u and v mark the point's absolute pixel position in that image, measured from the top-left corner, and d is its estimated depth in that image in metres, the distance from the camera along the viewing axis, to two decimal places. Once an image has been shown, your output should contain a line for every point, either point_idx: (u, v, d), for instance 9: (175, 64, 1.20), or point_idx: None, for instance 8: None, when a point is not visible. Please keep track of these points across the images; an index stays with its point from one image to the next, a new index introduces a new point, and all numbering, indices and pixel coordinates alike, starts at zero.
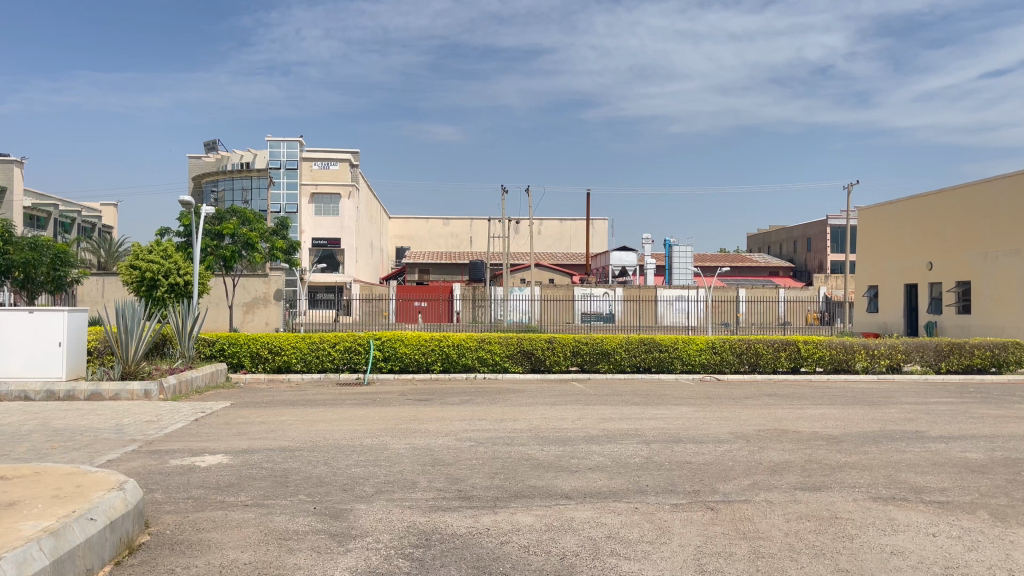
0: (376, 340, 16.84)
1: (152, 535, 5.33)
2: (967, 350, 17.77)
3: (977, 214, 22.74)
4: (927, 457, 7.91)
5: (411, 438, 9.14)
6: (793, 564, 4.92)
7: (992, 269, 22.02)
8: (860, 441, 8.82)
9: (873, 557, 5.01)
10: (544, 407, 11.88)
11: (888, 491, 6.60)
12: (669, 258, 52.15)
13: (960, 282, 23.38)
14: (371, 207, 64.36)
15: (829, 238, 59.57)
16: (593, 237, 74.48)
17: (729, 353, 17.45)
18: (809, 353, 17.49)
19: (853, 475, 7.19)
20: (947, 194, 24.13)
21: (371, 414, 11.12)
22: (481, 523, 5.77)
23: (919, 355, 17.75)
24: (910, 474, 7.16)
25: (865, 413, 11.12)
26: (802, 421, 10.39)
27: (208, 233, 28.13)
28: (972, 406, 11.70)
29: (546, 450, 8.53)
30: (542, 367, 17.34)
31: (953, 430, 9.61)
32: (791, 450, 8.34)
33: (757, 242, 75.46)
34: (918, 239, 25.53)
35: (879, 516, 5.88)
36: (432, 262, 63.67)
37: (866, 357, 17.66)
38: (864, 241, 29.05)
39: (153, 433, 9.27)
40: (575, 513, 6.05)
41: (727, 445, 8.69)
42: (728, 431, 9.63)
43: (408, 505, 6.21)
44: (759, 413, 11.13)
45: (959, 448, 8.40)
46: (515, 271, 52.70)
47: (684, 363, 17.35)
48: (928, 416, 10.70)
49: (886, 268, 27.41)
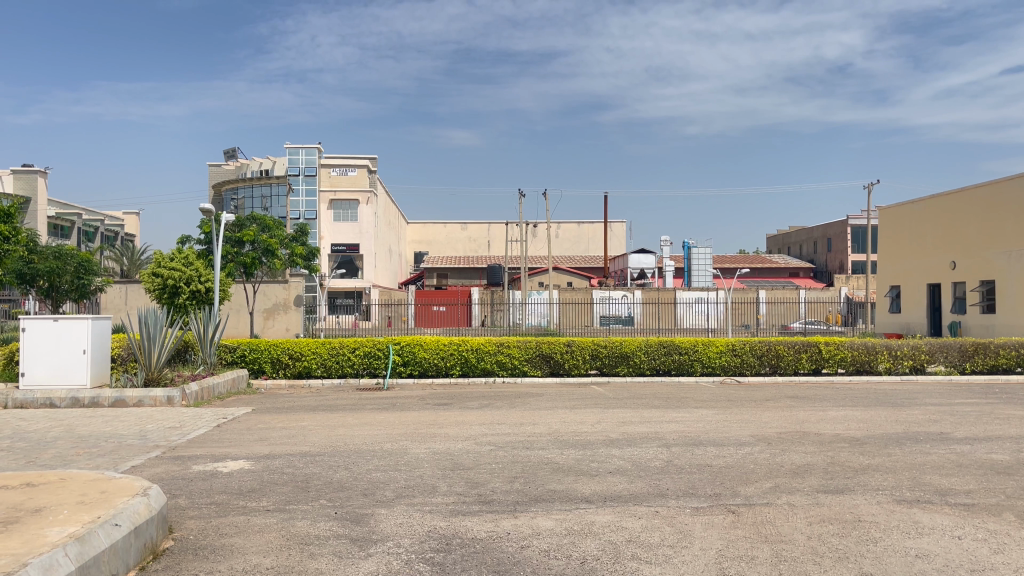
0: (395, 345, 16.90)
1: (176, 540, 5.39)
2: (992, 349, 17.53)
3: (1000, 213, 22.45)
4: (951, 459, 7.80)
5: (431, 443, 9.18)
6: (815, 568, 4.88)
7: (1016, 267, 21.72)
8: (884, 444, 8.71)
9: (897, 560, 4.96)
10: (563, 411, 11.87)
11: (912, 493, 6.53)
12: (688, 260, 51.89)
13: (985, 282, 23.08)
14: (389, 213, 64.91)
15: (850, 237, 59.15)
16: (611, 240, 74.33)
17: (749, 353, 17.33)
18: (830, 354, 17.34)
19: (876, 477, 7.12)
20: (970, 193, 23.85)
21: (392, 419, 11.18)
22: (502, 527, 5.78)
23: (943, 355, 17.54)
24: (935, 476, 7.08)
25: (887, 414, 10.99)
26: (823, 422, 10.31)
27: (229, 240, 28.75)
28: (997, 407, 11.52)
29: (566, 454, 8.52)
30: (562, 371, 17.36)
31: (978, 431, 9.47)
32: (813, 453, 8.28)
33: (777, 244, 74.86)
34: (939, 238, 25.26)
35: (903, 519, 5.81)
36: (450, 267, 63.78)
37: (889, 357, 17.49)
38: (885, 241, 28.78)
39: (177, 439, 9.43)
40: (596, 516, 6.04)
41: (747, 447, 8.64)
42: (749, 434, 9.59)
43: (429, 509, 6.24)
44: (780, 415, 11.06)
45: (984, 450, 8.28)
46: (533, 275, 52.75)
47: (705, 365, 17.26)
48: (953, 418, 10.53)
49: (908, 268, 27.14)
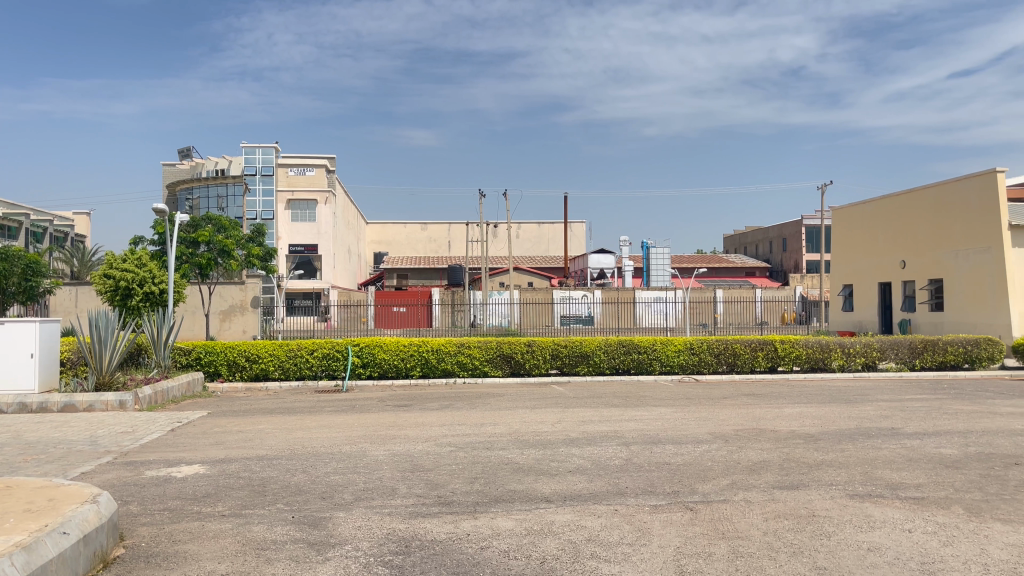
0: (354, 347, 16.75)
1: (127, 548, 5.26)
2: (941, 347, 17.97)
3: (948, 213, 23.02)
4: (902, 454, 7.98)
5: (391, 444, 9.11)
6: (771, 563, 4.95)
7: (964, 267, 22.27)
8: (837, 439, 8.88)
9: (850, 554, 5.05)
10: (524, 411, 11.87)
11: (865, 487, 6.67)
12: (647, 260, 52.33)
13: (934, 280, 23.65)
14: (348, 213, 64.42)
15: (804, 237, 60.32)
16: (571, 240, 74.67)
17: (707, 352, 17.54)
18: (785, 352, 17.62)
19: (830, 472, 7.25)
20: (919, 193, 24.41)
21: (351, 421, 11.08)
22: (462, 529, 5.75)
23: (894, 352, 17.96)
24: (887, 471, 7.23)
25: (841, 411, 11.22)
26: (779, 419, 10.47)
27: (184, 241, 28.14)
28: (945, 402, 11.84)
29: (526, 453, 8.54)
30: (523, 371, 17.36)
31: (928, 426, 9.72)
32: (770, 449, 8.41)
33: (734, 244, 75.96)
34: (890, 238, 25.83)
35: (855, 513, 5.93)
36: (410, 267, 63.47)
37: (842, 355, 17.83)
38: (837, 241, 29.32)
39: (129, 444, 9.22)
40: (556, 516, 6.05)
41: (705, 445, 8.73)
42: (707, 431, 9.70)
43: (387, 512, 6.18)
44: (737, 413, 11.21)
45: (933, 444, 8.49)
46: (494, 275, 52.78)
47: (664, 364, 17.42)
48: (904, 413, 10.78)
49: (860, 267, 27.73)
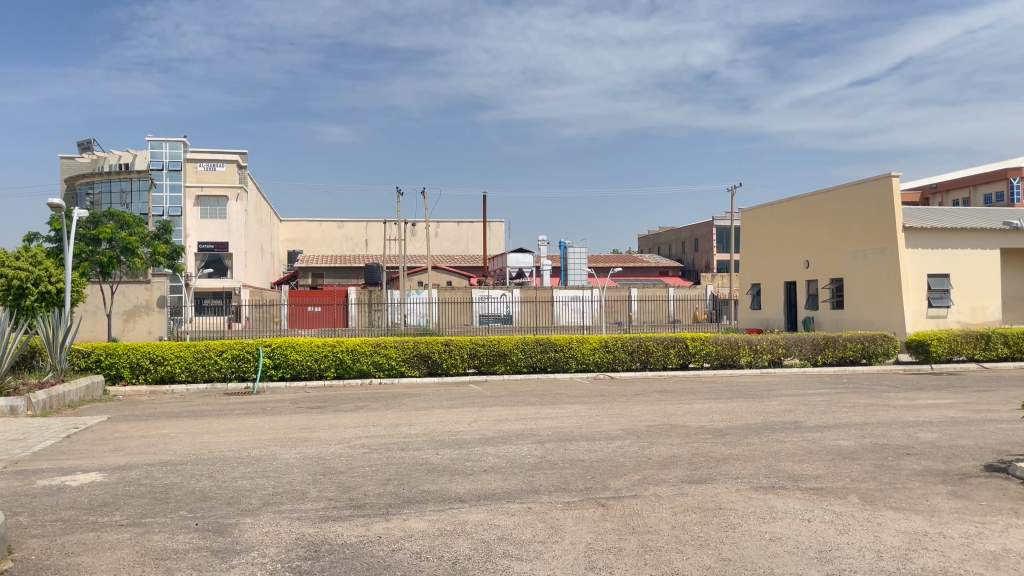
0: (266, 347, 16.32)
1: (13, 562, 4.97)
2: (841, 343, 18.80)
3: (848, 215, 24.07)
4: (803, 447, 8.30)
5: (302, 447, 8.90)
6: (678, 556, 5.06)
7: (862, 266, 23.36)
8: (743, 433, 9.17)
9: (753, 545, 5.21)
10: (440, 411, 11.80)
11: (767, 479, 6.90)
12: (564, 260, 52.89)
13: (835, 279, 24.72)
14: (261, 210, 62.81)
15: (715, 238, 62.17)
16: (489, 239, 74.81)
17: (621, 350, 17.83)
18: (696, 349, 18.09)
19: (736, 466, 7.47)
20: (821, 196, 25.45)
21: (262, 423, 10.78)
22: (373, 531, 5.67)
23: (797, 349, 18.67)
24: (789, 463, 7.50)
25: (748, 406, 11.59)
26: (689, 415, 10.73)
27: (83, 238, 26.89)
28: (844, 396, 12.38)
29: (441, 453, 8.48)
30: (440, 370, 17.27)
31: (827, 419, 10.14)
32: (680, 444, 8.60)
33: (648, 244, 77.68)
34: (795, 239, 26.85)
35: (759, 505, 6.12)
36: (326, 266, 62.33)
37: (749, 351, 18.42)
38: (746, 241, 30.28)
39: (20, 452, 8.71)
40: (469, 515, 6.03)
41: (617, 441, 8.86)
42: (620, 427, 9.85)
43: (297, 516, 6.04)
44: (649, 409, 11.44)
45: (832, 437, 8.86)
46: (411, 274, 52.37)
47: (579, 362, 17.64)
48: (806, 408, 11.22)
49: (767, 266, 28.75)
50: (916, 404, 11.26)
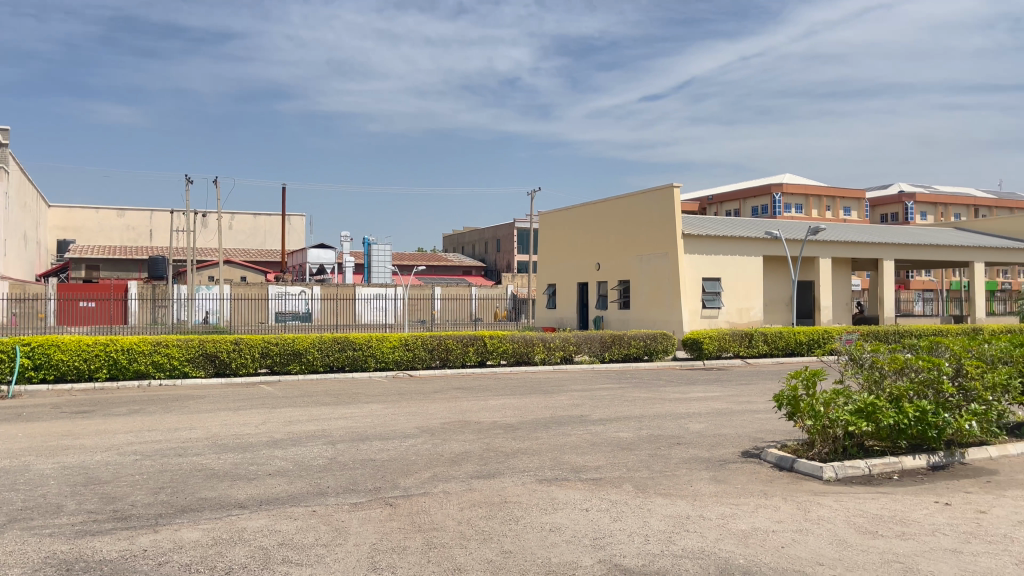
0: (24, 347, 14.62)
1: None
2: (626, 341, 20.00)
3: (635, 221, 25.65)
4: (586, 439, 8.72)
5: (61, 456, 8.05)
6: (461, 551, 5.11)
7: (646, 270, 25.00)
8: (532, 428, 9.47)
9: (533, 536, 5.38)
10: (226, 413, 11.17)
11: (551, 472, 7.17)
12: (367, 257, 52.15)
13: (623, 281, 26.26)
14: (25, 193, 56.35)
15: (516, 239, 64.09)
16: (289, 234, 72.18)
17: (420, 348, 17.82)
18: (494, 347, 18.48)
19: (523, 460, 7.69)
20: (612, 202, 26.93)
21: (13, 431, 9.63)
22: (139, 544, 5.23)
23: (587, 346, 19.62)
24: (572, 456, 7.84)
25: (538, 401, 12.01)
26: (483, 411, 10.94)
27: None
28: (627, 391, 13.19)
29: (223, 458, 8.02)
30: (228, 371, 16.38)
31: (610, 413, 10.74)
32: (471, 440, 8.73)
33: (451, 243, 78.56)
34: (588, 242, 28.23)
35: (541, 497, 6.34)
36: (103, 258, 57.13)
37: (544, 349, 19.11)
38: (544, 243, 31.39)
39: None
40: (249, 522, 5.74)
41: (410, 439, 8.83)
42: (414, 426, 9.83)
43: (48, 533, 5.43)
44: (445, 406, 11.52)
45: (613, 429, 9.39)
46: (202, 269, 49.34)
47: (378, 361, 17.44)
48: (592, 402, 11.81)
49: (563, 267, 30.00)
50: (688, 397, 12.23)
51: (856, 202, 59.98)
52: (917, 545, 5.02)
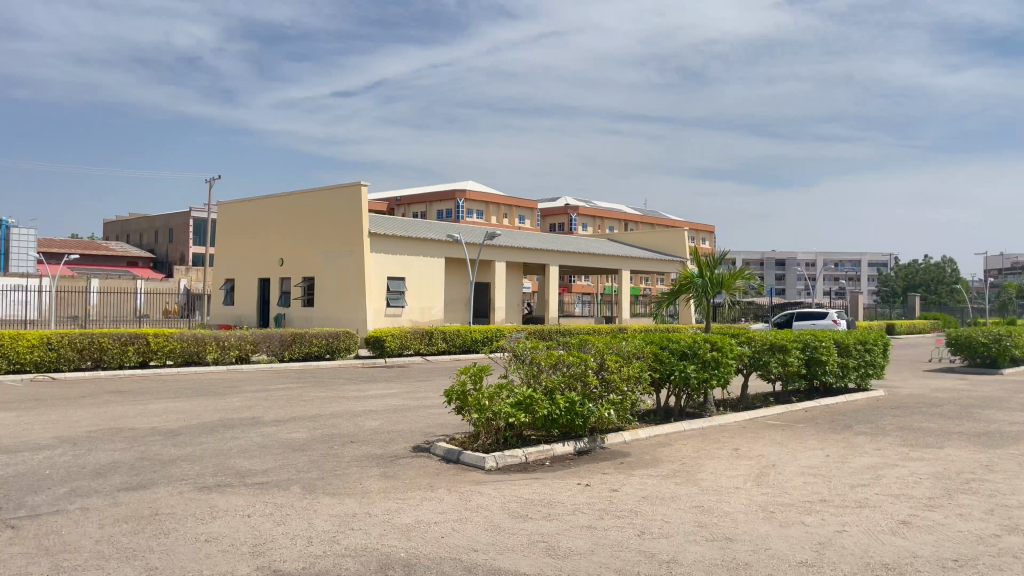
0: None
1: None
2: (307, 339, 19.55)
3: (320, 217, 25.21)
4: (257, 442, 8.33)
5: None
6: (98, 573, 4.57)
7: (332, 267, 24.71)
8: (197, 433, 8.82)
9: (186, 548, 4.99)
10: None
11: (213, 478, 6.72)
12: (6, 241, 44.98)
13: (307, 278, 25.67)
14: None
15: (192, 230, 59.64)
16: None
17: (68, 348, 15.75)
18: (158, 346, 16.96)
19: (182, 467, 7.13)
20: (297, 197, 26.17)
21: None
22: None
23: (265, 345, 18.80)
24: (238, 460, 7.43)
25: (207, 404, 11.24)
26: (140, 417, 9.95)
27: None
28: (304, 390, 12.88)
29: None
30: None
31: (284, 413, 10.39)
32: (123, 449, 7.88)
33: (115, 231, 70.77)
34: (271, 236, 27.13)
35: (200, 505, 5.91)
36: None
37: (217, 348, 17.94)
38: (223, 236, 29.57)
39: None
40: None
41: (47, 451, 7.73)
42: (53, 436, 8.62)
43: None
44: (94, 413, 10.28)
45: (286, 430, 9.09)
46: None
47: (12, 362, 15.07)
48: (266, 403, 11.34)
49: (242, 263, 28.50)
50: (366, 394, 12.29)
51: (529, 211, 65.09)
52: (560, 524, 5.52)
